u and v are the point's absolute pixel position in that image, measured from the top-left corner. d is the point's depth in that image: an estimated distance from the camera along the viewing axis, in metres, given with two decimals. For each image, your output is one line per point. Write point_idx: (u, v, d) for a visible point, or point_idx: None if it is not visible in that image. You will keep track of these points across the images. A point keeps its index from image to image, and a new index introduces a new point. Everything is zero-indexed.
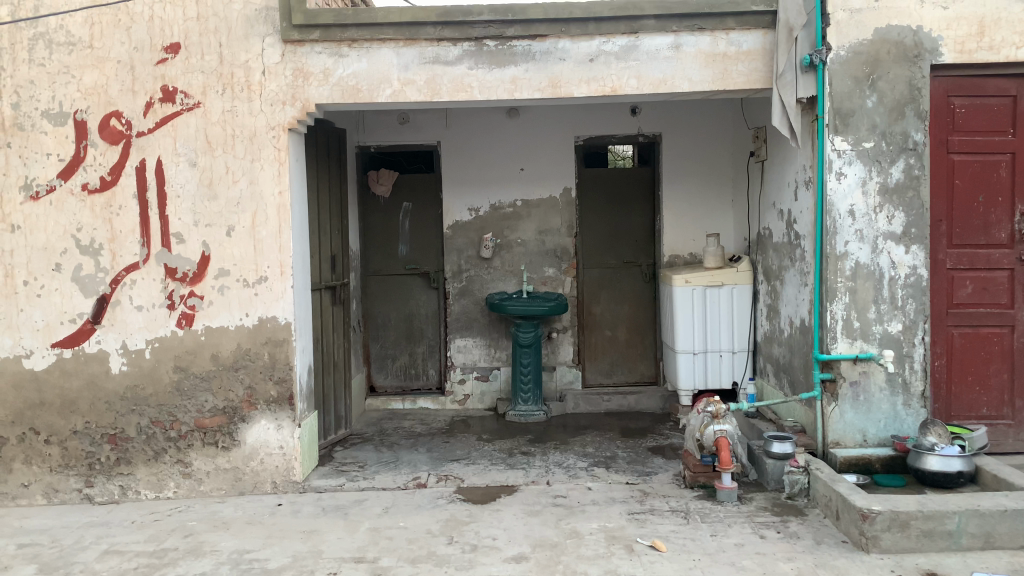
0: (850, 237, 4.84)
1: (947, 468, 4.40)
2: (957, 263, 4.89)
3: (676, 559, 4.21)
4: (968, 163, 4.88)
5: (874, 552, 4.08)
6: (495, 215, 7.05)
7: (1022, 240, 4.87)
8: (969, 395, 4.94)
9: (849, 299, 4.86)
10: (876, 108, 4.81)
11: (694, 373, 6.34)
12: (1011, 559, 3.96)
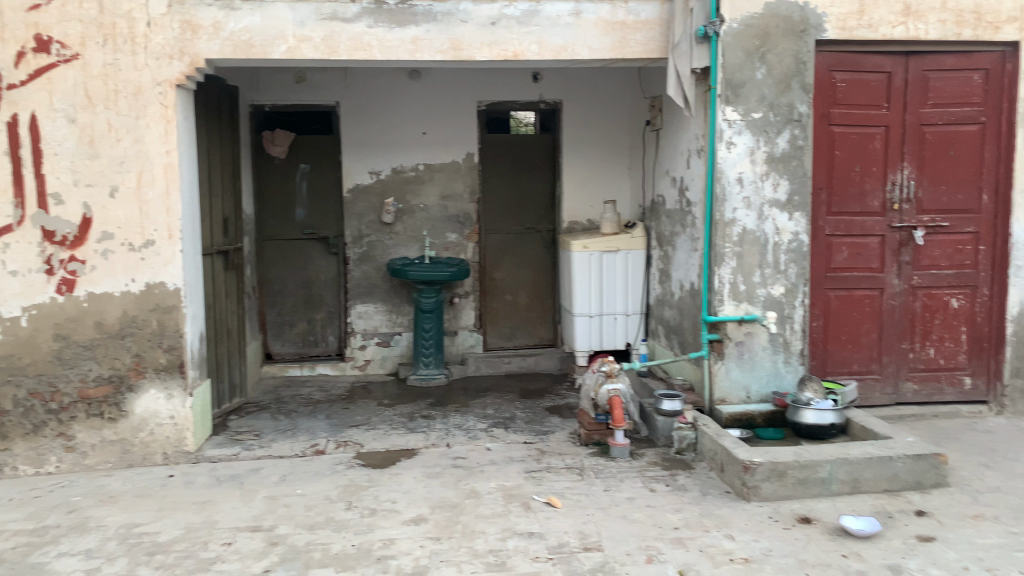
0: (738, 204, 5.04)
1: (822, 421, 4.70)
2: (834, 229, 5.19)
3: (572, 514, 4.34)
4: (847, 135, 5.15)
5: (755, 500, 4.33)
6: (397, 179, 6.95)
7: (892, 209, 5.21)
8: (843, 353, 5.27)
9: (736, 263, 5.08)
10: (764, 80, 4.99)
11: (591, 336, 6.50)
12: (874, 502, 4.28)
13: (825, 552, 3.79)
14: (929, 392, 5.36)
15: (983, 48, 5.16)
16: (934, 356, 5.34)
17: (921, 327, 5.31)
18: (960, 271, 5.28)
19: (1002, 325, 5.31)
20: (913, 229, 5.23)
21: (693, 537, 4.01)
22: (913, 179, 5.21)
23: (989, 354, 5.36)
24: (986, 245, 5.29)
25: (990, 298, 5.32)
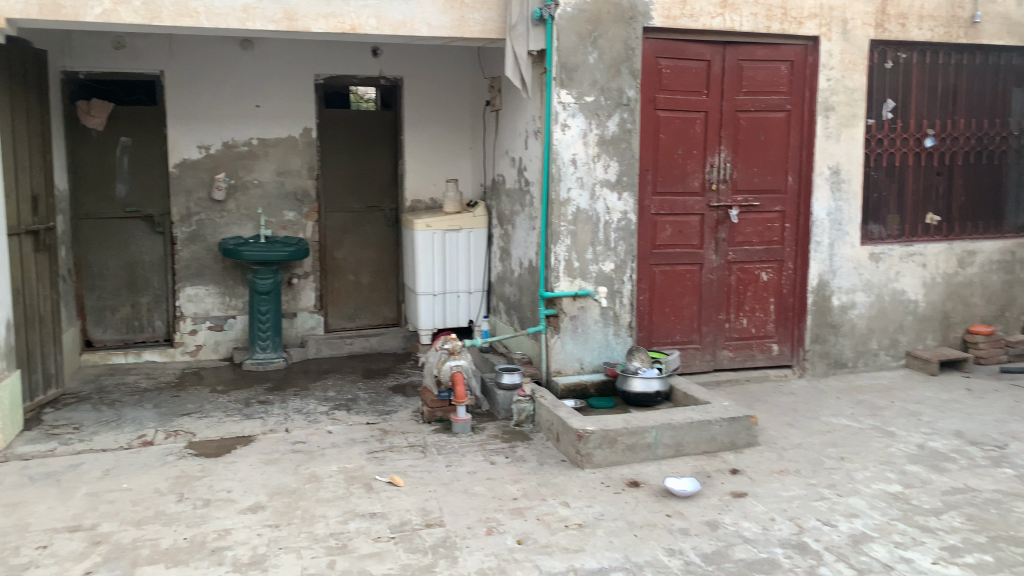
0: (572, 184, 5.20)
1: (648, 388, 4.99)
2: (659, 208, 5.48)
3: (413, 492, 4.35)
4: (671, 119, 5.43)
5: (588, 467, 4.53)
6: (229, 154, 6.62)
7: (710, 189, 5.57)
8: (667, 324, 5.60)
9: (571, 241, 5.25)
10: (596, 64, 5.15)
11: (433, 314, 6.52)
12: (695, 463, 4.59)
13: (652, 513, 4.02)
14: (743, 358, 5.80)
15: (788, 41, 5.59)
16: (746, 326, 5.77)
17: (736, 299, 5.72)
18: (769, 246, 5.74)
19: (804, 295, 5.83)
20: (728, 208, 5.62)
21: (531, 506, 4.13)
22: (729, 161, 5.59)
23: (794, 322, 5.87)
24: (791, 223, 5.77)
25: (794, 271, 5.83)
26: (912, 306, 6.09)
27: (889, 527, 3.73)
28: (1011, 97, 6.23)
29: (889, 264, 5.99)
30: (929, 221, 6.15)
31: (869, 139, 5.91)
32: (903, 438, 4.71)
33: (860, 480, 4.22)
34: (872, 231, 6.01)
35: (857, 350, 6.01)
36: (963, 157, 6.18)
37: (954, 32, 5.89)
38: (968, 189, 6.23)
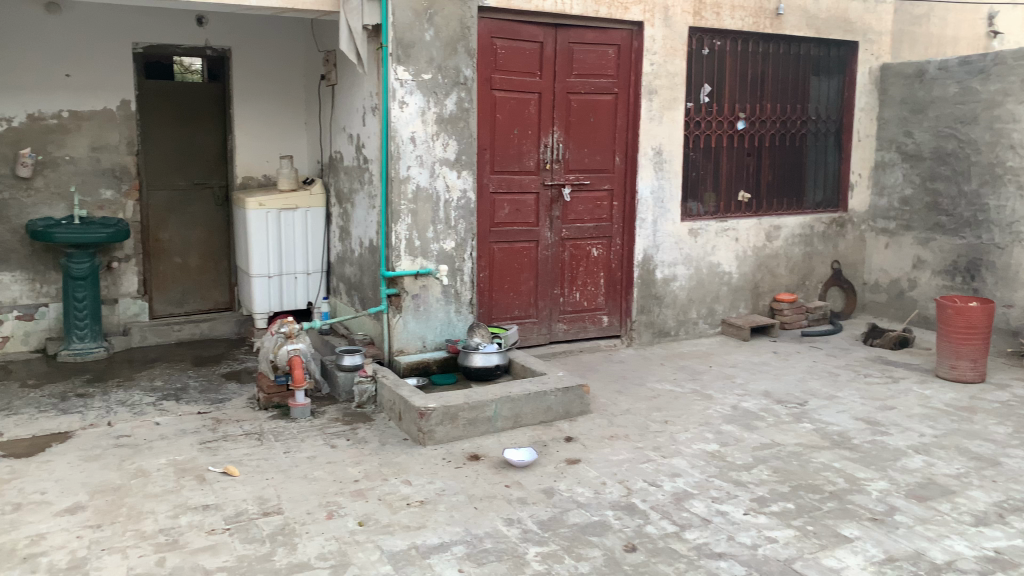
0: (411, 162, 5.15)
1: (489, 363, 5.08)
2: (497, 187, 5.56)
3: (250, 481, 4.20)
4: (507, 99, 5.50)
5: (429, 445, 4.55)
6: (35, 127, 6.01)
7: (544, 168, 5.72)
8: (505, 300, 5.71)
9: (411, 220, 5.21)
10: (432, 42, 5.11)
11: (269, 296, 6.29)
12: (532, 433, 4.73)
13: (491, 485, 4.11)
14: (576, 330, 6.03)
15: (616, 26, 5.80)
16: (579, 299, 6.00)
17: (569, 274, 5.94)
18: (599, 223, 5.99)
19: (631, 270, 6.13)
20: (561, 187, 5.80)
21: (372, 487, 4.10)
22: (561, 142, 5.75)
23: (622, 295, 6.16)
24: (619, 201, 6.05)
25: (621, 246, 6.11)
26: (726, 277, 6.55)
27: (707, 483, 4.01)
28: (811, 85, 6.79)
29: (706, 238, 6.40)
30: (741, 199, 6.62)
31: (688, 122, 6.27)
32: (719, 400, 5.07)
33: (683, 441, 4.51)
34: (691, 208, 6.40)
35: (679, 319, 6.39)
36: (770, 140, 6.70)
37: (761, 23, 6.34)
38: (775, 168, 6.76)
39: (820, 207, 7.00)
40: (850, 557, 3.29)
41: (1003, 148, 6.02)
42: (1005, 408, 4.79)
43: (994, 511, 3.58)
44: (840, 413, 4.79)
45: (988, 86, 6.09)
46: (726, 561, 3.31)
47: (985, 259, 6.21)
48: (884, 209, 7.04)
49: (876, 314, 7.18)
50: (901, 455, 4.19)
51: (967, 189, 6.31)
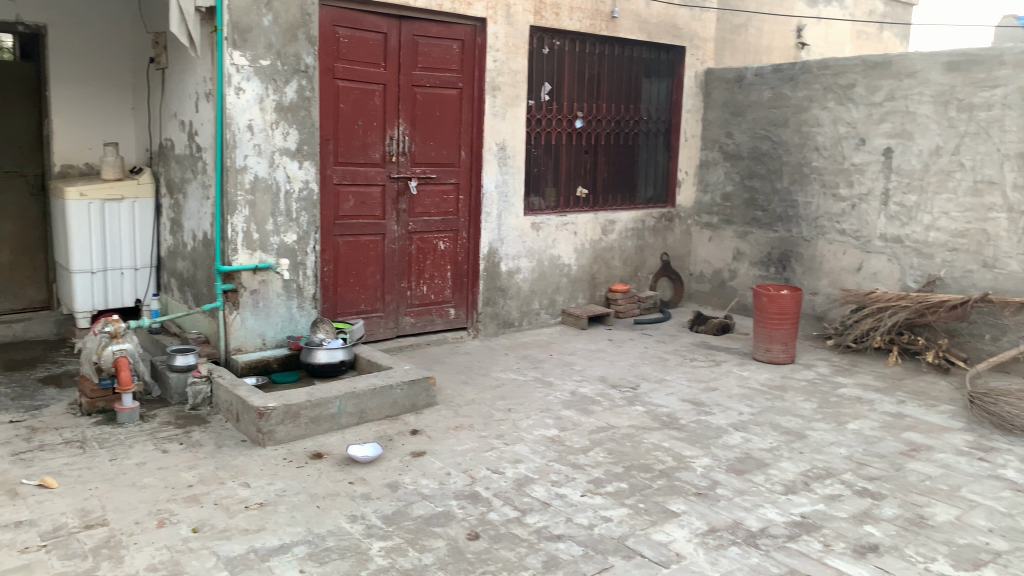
0: (248, 151, 4.94)
1: (333, 359, 4.96)
2: (341, 178, 5.45)
3: (70, 492, 3.88)
4: (350, 89, 5.40)
5: (269, 445, 4.39)
6: None
7: (390, 161, 5.67)
8: (351, 295, 5.62)
9: (249, 212, 5.01)
10: (271, 27, 4.91)
11: (92, 294, 5.84)
12: (377, 428, 4.69)
13: (335, 482, 4.03)
14: (423, 324, 6.03)
15: (459, 20, 5.84)
16: (426, 293, 6.00)
17: (416, 268, 5.93)
18: (445, 217, 6.01)
19: (477, 263, 6.21)
20: (408, 180, 5.77)
21: (208, 491, 3.91)
22: (407, 134, 5.72)
23: (468, 288, 6.22)
24: (465, 195, 6.10)
25: (468, 240, 6.17)
26: (566, 270, 6.77)
27: (548, 468, 4.14)
28: (642, 87, 7.15)
29: (547, 232, 6.59)
30: (579, 194, 6.87)
31: (530, 119, 6.42)
32: (558, 387, 5.24)
33: (524, 428, 4.63)
34: (533, 202, 6.57)
35: (523, 310, 6.54)
36: (606, 138, 6.99)
37: (597, 25, 6.59)
38: (610, 166, 7.06)
39: (650, 203, 7.39)
40: (677, 531, 3.50)
41: (809, 149, 6.59)
42: (811, 386, 5.26)
43: (800, 480, 3.93)
44: (669, 396, 5.09)
45: (797, 92, 6.62)
46: (564, 543, 3.43)
47: (795, 251, 6.78)
48: (708, 205, 7.52)
49: (701, 302, 7.67)
50: (722, 433, 4.50)
51: (779, 186, 6.84)
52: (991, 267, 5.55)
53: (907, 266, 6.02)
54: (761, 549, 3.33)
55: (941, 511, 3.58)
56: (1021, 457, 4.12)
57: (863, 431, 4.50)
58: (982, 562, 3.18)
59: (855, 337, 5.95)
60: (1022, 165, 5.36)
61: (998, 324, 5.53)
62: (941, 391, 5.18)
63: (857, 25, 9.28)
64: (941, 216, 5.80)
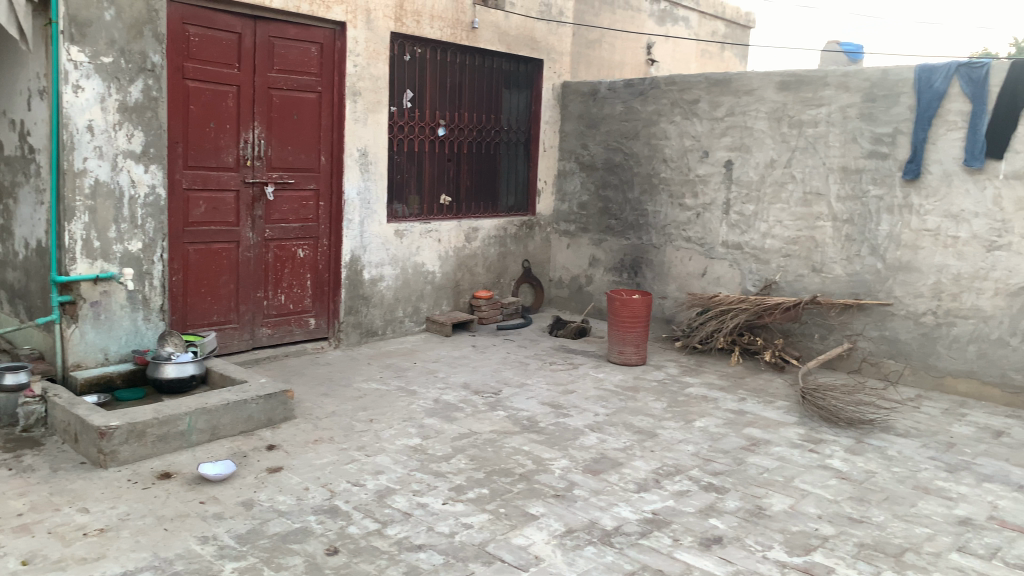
0: (88, 153, 4.62)
1: (182, 374, 4.72)
2: (191, 183, 5.19)
3: None
4: (201, 90, 5.16)
5: (112, 467, 4.12)
6: None
7: (245, 165, 5.46)
8: (202, 306, 5.37)
9: (89, 219, 4.68)
10: (113, 23, 4.62)
11: None
12: (231, 444, 4.49)
13: (184, 503, 3.82)
14: (281, 334, 5.86)
15: (317, 23, 5.72)
16: (284, 302, 5.83)
17: (274, 276, 5.75)
18: (304, 224, 5.86)
19: (338, 271, 6.09)
20: (264, 185, 5.59)
21: (41, 520, 3.61)
22: (263, 138, 5.54)
23: (328, 296, 6.09)
24: (325, 201, 5.98)
25: (328, 247, 6.05)
26: (430, 277, 6.76)
27: (409, 478, 4.11)
28: (503, 97, 7.26)
29: (411, 239, 6.55)
30: (442, 202, 6.88)
31: (392, 125, 6.37)
32: (422, 395, 5.22)
33: (386, 438, 4.57)
34: (396, 210, 6.52)
35: (386, 318, 6.47)
36: (468, 147, 7.04)
37: (457, 34, 6.64)
38: (473, 174, 7.12)
39: (511, 211, 7.51)
40: (536, 533, 3.56)
41: (658, 161, 6.90)
42: (661, 386, 5.51)
43: (651, 477, 4.10)
44: (529, 400, 5.18)
45: (647, 106, 6.93)
46: (425, 553, 3.41)
47: (645, 257, 7.08)
48: (566, 213, 7.72)
49: (560, 308, 7.86)
50: (579, 435, 4.63)
51: (631, 195, 7.13)
52: (819, 272, 6.01)
53: (746, 271, 6.41)
54: (615, 546, 3.45)
55: (777, 500, 3.83)
56: (844, 447, 4.49)
57: (708, 427, 4.76)
58: (812, 546, 3.42)
59: (700, 338, 6.30)
60: (844, 178, 5.84)
61: (825, 324, 6.01)
62: (777, 388, 5.57)
63: (702, 44, 9.84)
64: (775, 224, 6.22)
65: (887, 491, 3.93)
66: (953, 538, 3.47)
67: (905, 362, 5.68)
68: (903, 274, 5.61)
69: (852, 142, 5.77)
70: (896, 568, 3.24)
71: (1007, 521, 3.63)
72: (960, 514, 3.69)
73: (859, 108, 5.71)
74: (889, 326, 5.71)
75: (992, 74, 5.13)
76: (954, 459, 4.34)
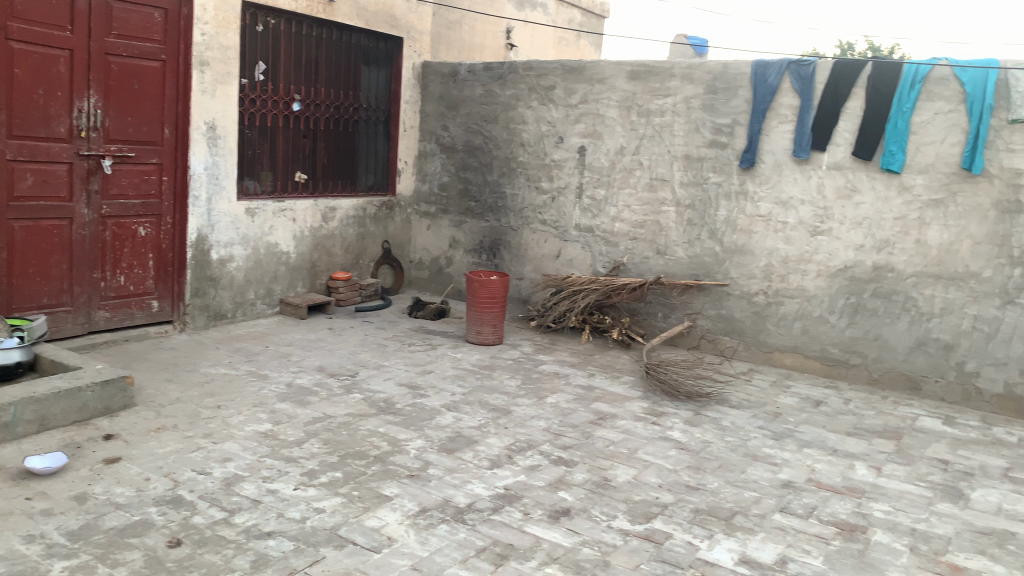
0: None
1: (7, 361, 4.35)
2: (16, 154, 4.77)
3: None
4: (27, 53, 4.74)
5: None
6: None
7: (78, 136, 5.07)
8: (30, 287, 4.96)
9: None
10: None
11: None
12: (62, 435, 4.18)
13: (7, 500, 3.53)
14: (120, 318, 5.51)
15: None
16: (123, 284, 5.49)
17: (112, 256, 5.39)
18: (145, 200, 5.52)
19: (184, 251, 5.79)
20: (100, 158, 5.22)
21: None
22: (99, 107, 5.16)
23: (173, 278, 5.78)
24: (168, 177, 5.65)
25: (173, 225, 5.73)
26: (284, 258, 6.56)
27: (259, 465, 3.99)
28: (361, 74, 7.12)
29: (263, 218, 6.33)
30: (297, 179, 6.68)
31: (243, 98, 6.10)
32: (274, 379, 5.08)
33: (235, 425, 4.41)
34: (248, 186, 6.27)
35: (236, 301, 6.22)
36: (324, 123, 6.87)
37: (313, 7, 6.42)
38: (329, 152, 6.95)
39: (370, 190, 7.39)
40: (389, 514, 3.56)
41: (516, 145, 7.00)
42: (516, 364, 5.63)
43: (504, 454, 4.18)
44: (385, 381, 5.15)
45: (505, 90, 7.00)
46: (274, 540, 3.32)
47: (503, 239, 7.17)
48: (426, 194, 7.69)
49: (419, 289, 7.84)
50: (435, 415, 4.65)
51: (490, 178, 7.19)
52: (663, 255, 6.31)
53: (597, 253, 6.64)
54: (468, 523, 3.50)
55: (621, 472, 4.02)
56: (683, 419, 4.76)
57: (559, 403, 4.91)
58: (653, 514, 3.62)
59: (554, 317, 6.46)
60: (687, 165, 6.15)
61: (668, 303, 6.32)
62: (623, 364, 5.82)
63: (558, 31, 10.06)
64: (624, 209, 6.47)
65: (720, 459, 4.21)
66: (776, 500, 3.77)
67: (739, 338, 6.09)
68: (738, 257, 5.99)
69: (695, 132, 6.08)
70: (727, 531, 3.48)
71: (823, 482, 3.98)
72: (783, 478, 4.01)
73: (701, 99, 6.02)
74: (725, 305, 6.10)
75: (818, 72, 5.55)
76: (778, 427, 4.71)
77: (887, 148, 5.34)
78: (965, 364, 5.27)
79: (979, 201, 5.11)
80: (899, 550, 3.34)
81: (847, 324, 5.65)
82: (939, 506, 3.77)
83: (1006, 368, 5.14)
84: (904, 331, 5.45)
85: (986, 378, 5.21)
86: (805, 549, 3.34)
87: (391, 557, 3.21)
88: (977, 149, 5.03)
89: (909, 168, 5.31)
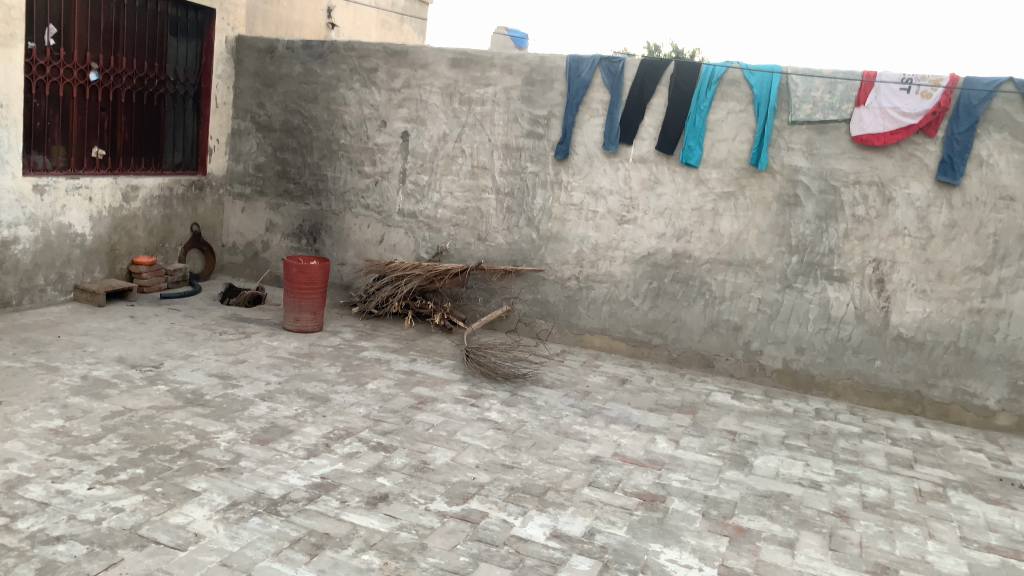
0: None
1: None
2: None
3: None
4: None
5: None
6: None
7: None
8: None
9: None
10: None
11: None
12: None
13: None
14: None
15: None
16: None
17: None
18: None
19: None
20: None
21: None
22: None
23: None
24: None
25: None
26: (78, 240, 6.03)
27: (46, 464, 3.64)
28: (168, 44, 6.66)
29: (54, 196, 5.79)
30: (94, 155, 6.15)
31: (29, 64, 5.52)
32: (65, 371, 4.67)
33: (19, 422, 4.00)
34: (36, 161, 5.69)
35: (22, 286, 5.66)
36: (125, 96, 6.35)
37: None
38: (131, 126, 6.44)
39: (177, 169, 6.93)
40: (196, 510, 3.38)
41: (338, 127, 6.83)
42: (335, 352, 5.53)
43: (321, 443, 4.11)
44: (194, 372, 4.89)
45: (325, 70, 6.80)
46: (64, 544, 3.05)
47: (323, 223, 6.99)
48: (239, 174, 7.32)
49: (232, 275, 7.47)
50: (247, 405, 4.48)
51: (309, 160, 6.97)
52: (484, 241, 6.43)
53: (420, 239, 6.64)
54: (281, 515, 3.40)
55: (439, 454, 4.07)
56: (500, 400, 4.89)
57: (379, 389, 4.88)
58: (470, 494, 3.69)
59: (376, 303, 6.43)
60: (507, 154, 6.28)
61: (488, 289, 6.45)
62: (444, 349, 5.88)
63: (382, 14, 9.96)
64: (446, 195, 6.51)
65: (534, 437, 4.37)
66: (585, 475, 3.97)
67: (553, 321, 6.33)
68: (553, 243, 6.21)
69: (514, 122, 6.22)
70: (539, 506, 3.62)
71: (627, 456, 4.23)
72: (592, 453, 4.22)
73: (520, 90, 6.16)
74: (540, 290, 6.32)
75: (626, 69, 5.85)
76: (587, 405, 4.96)
77: (686, 143, 5.73)
78: (750, 343, 5.80)
79: (763, 194, 5.62)
80: (692, 515, 3.63)
81: (650, 307, 6.03)
82: (728, 473, 4.13)
83: (784, 346, 5.71)
84: (699, 313, 5.90)
85: (768, 355, 5.77)
86: (611, 520, 3.54)
87: (197, 554, 3.05)
88: (763, 147, 5.53)
89: (705, 163, 5.74)
